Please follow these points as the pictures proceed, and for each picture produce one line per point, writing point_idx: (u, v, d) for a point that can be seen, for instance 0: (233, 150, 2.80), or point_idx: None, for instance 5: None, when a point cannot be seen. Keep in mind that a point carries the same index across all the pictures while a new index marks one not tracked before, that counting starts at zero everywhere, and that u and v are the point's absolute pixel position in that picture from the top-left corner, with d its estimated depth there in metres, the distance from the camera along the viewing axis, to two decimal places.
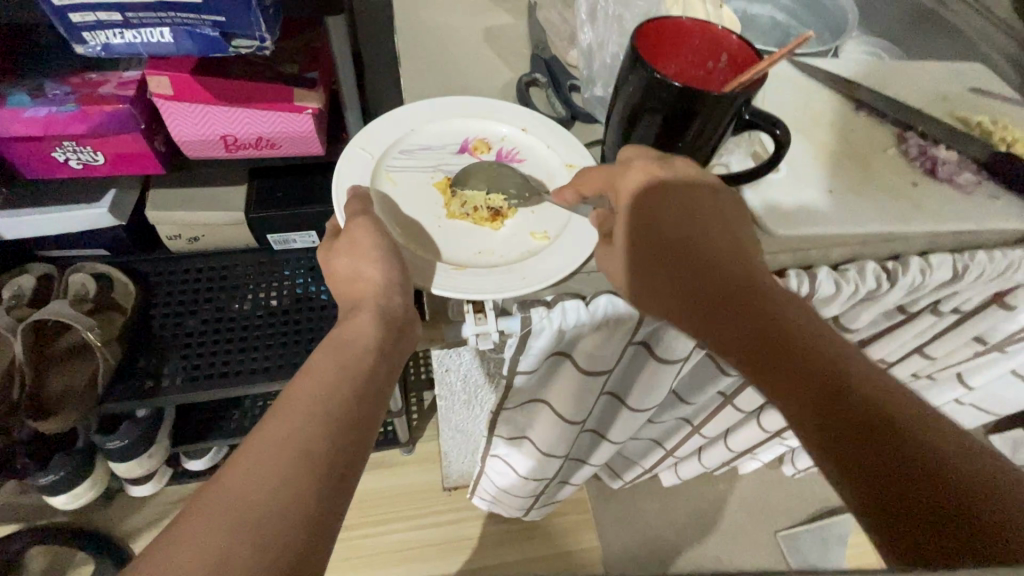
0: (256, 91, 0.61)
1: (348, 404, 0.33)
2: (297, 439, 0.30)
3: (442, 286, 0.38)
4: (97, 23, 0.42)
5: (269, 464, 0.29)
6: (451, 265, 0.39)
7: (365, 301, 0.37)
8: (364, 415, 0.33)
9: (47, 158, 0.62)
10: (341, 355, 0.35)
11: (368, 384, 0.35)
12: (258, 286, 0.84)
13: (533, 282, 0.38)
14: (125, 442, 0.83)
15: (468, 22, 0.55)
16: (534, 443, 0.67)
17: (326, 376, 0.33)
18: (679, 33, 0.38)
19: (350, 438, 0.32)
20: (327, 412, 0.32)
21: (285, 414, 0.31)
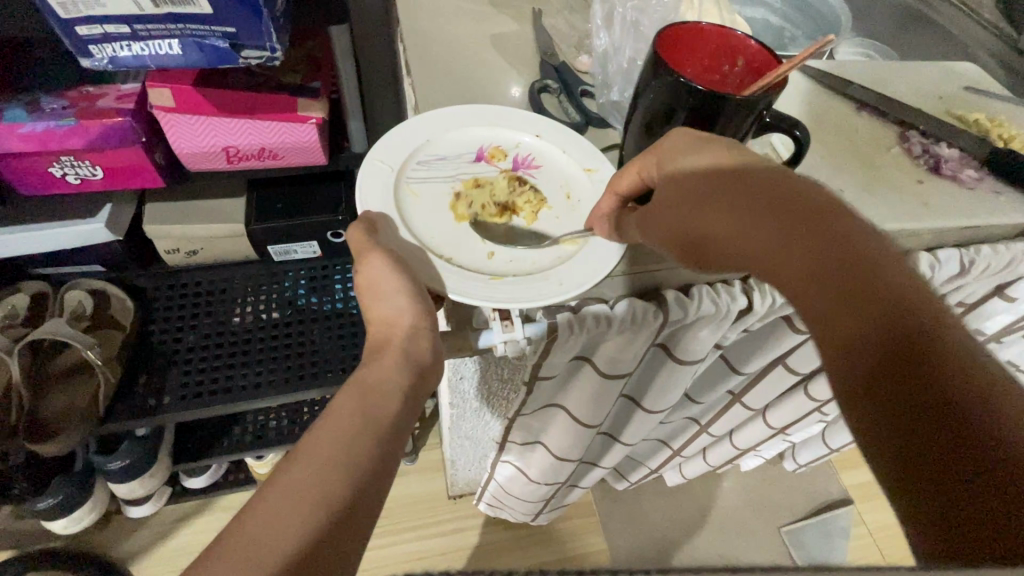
0: (259, 101, 0.60)
1: (372, 447, 0.32)
2: (318, 484, 0.29)
3: (477, 293, 0.36)
4: (104, 35, 0.41)
5: (292, 507, 0.28)
6: (485, 274, 0.38)
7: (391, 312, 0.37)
8: (389, 458, 0.33)
9: (43, 174, 0.60)
10: (365, 390, 0.35)
11: (393, 425, 0.34)
12: (259, 299, 0.83)
13: (569, 286, 0.38)
14: (126, 462, 0.81)
15: (475, 28, 0.55)
16: (548, 449, 0.66)
17: (351, 416, 0.33)
18: (695, 38, 0.38)
19: (374, 480, 0.31)
20: (352, 453, 0.31)
21: (309, 452, 0.31)
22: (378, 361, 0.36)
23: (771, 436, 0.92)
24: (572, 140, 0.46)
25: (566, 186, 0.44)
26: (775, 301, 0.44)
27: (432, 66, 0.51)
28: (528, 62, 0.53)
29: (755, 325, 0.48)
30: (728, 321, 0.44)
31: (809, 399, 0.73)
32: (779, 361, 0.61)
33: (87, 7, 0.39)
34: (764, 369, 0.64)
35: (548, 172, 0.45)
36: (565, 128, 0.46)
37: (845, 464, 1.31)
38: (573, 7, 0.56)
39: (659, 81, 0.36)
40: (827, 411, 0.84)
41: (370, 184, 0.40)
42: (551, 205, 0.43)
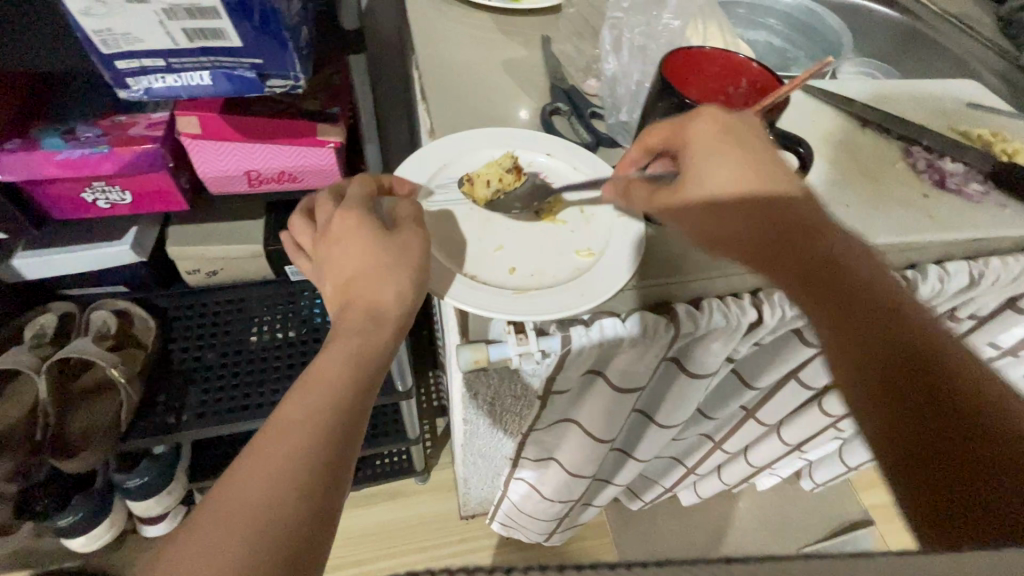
0: (281, 127, 0.63)
1: (322, 456, 0.31)
2: (272, 475, 0.29)
3: (501, 309, 0.37)
4: (141, 68, 0.44)
5: (222, 527, 0.27)
6: (508, 289, 0.39)
7: (379, 314, 0.37)
8: (342, 467, 0.31)
9: (76, 198, 0.63)
10: (319, 391, 0.33)
11: (347, 432, 0.32)
12: (276, 318, 0.85)
13: (589, 297, 0.38)
14: (144, 479, 0.82)
15: (486, 54, 0.57)
16: (561, 465, 0.67)
17: (301, 423, 0.31)
18: (700, 60, 0.40)
19: (335, 470, 0.31)
20: (294, 466, 0.30)
21: (270, 440, 0.31)
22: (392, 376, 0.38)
23: (785, 454, 0.91)
24: (581, 159, 0.47)
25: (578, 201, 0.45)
26: (785, 313, 0.44)
27: (446, 91, 0.53)
28: (540, 86, 0.54)
29: (766, 339, 0.49)
30: (739, 334, 0.44)
31: (823, 414, 0.73)
32: (791, 376, 0.61)
33: (126, 43, 0.42)
34: (777, 384, 0.64)
35: (561, 188, 0.46)
36: (573, 147, 0.47)
37: (863, 484, 1.28)
38: (582, 33, 0.58)
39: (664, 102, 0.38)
40: (842, 426, 0.84)
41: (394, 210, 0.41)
42: (565, 221, 0.44)
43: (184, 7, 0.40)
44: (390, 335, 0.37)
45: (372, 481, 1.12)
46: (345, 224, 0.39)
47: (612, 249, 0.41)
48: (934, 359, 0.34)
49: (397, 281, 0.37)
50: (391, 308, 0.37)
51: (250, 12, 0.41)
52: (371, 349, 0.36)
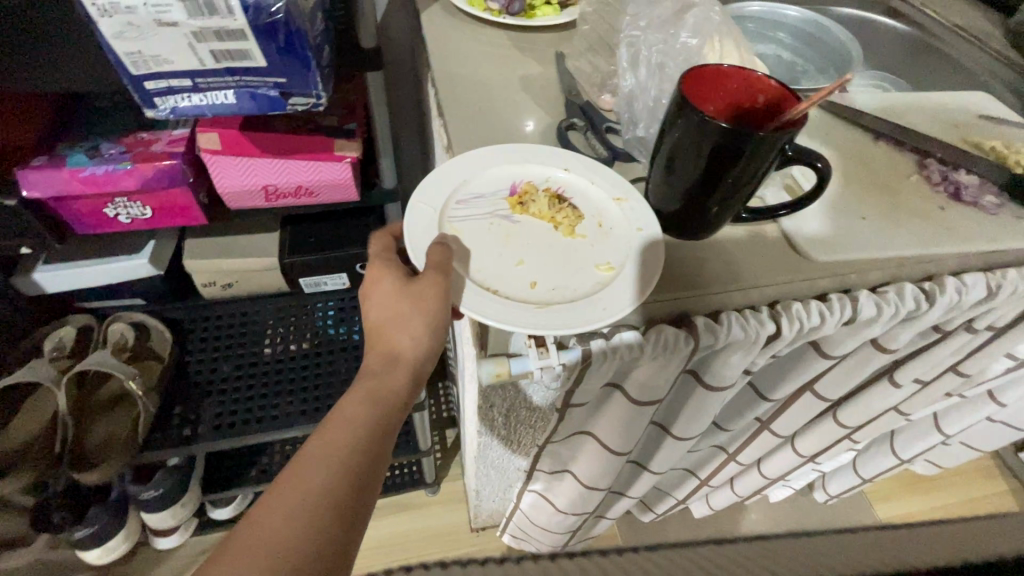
0: (299, 142, 0.64)
1: (338, 498, 0.34)
2: (293, 512, 0.33)
3: (524, 323, 0.37)
4: (169, 88, 0.45)
5: (246, 557, 0.31)
6: (531, 303, 0.39)
7: (397, 357, 0.41)
8: (354, 510, 0.35)
9: (97, 215, 0.64)
10: (345, 431, 0.37)
11: (370, 468, 0.37)
12: (290, 330, 0.85)
13: (611, 310, 0.38)
14: (159, 491, 0.83)
15: (503, 72, 0.58)
16: (576, 477, 0.67)
17: (329, 460, 0.35)
18: (719, 78, 0.41)
19: (349, 514, 0.34)
20: (323, 499, 0.34)
21: (295, 477, 0.34)
22: None
23: (799, 465, 0.91)
24: (599, 173, 0.47)
25: (597, 214, 0.44)
26: (803, 325, 0.44)
27: (464, 107, 0.54)
28: (556, 102, 0.55)
29: (783, 351, 0.49)
30: (758, 346, 0.44)
31: (838, 425, 0.73)
32: (807, 387, 0.61)
33: (156, 64, 0.43)
34: (793, 396, 0.64)
35: (580, 201, 0.45)
36: (591, 162, 0.47)
37: (877, 495, 1.27)
38: (596, 49, 0.59)
39: (684, 119, 0.38)
40: (857, 438, 0.83)
41: (416, 226, 0.41)
42: (585, 233, 0.43)
43: (213, 29, 0.41)
44: (404, 378, 0.41)
45: (382, 492, 1.12)
46: (372, 275, 0.44)
47: (633, 262, 0.41)
48: None
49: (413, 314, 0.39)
50: (409, 349, 0.41)
51: (277, 33, 0.42)
52: (390, 391, 0.40)
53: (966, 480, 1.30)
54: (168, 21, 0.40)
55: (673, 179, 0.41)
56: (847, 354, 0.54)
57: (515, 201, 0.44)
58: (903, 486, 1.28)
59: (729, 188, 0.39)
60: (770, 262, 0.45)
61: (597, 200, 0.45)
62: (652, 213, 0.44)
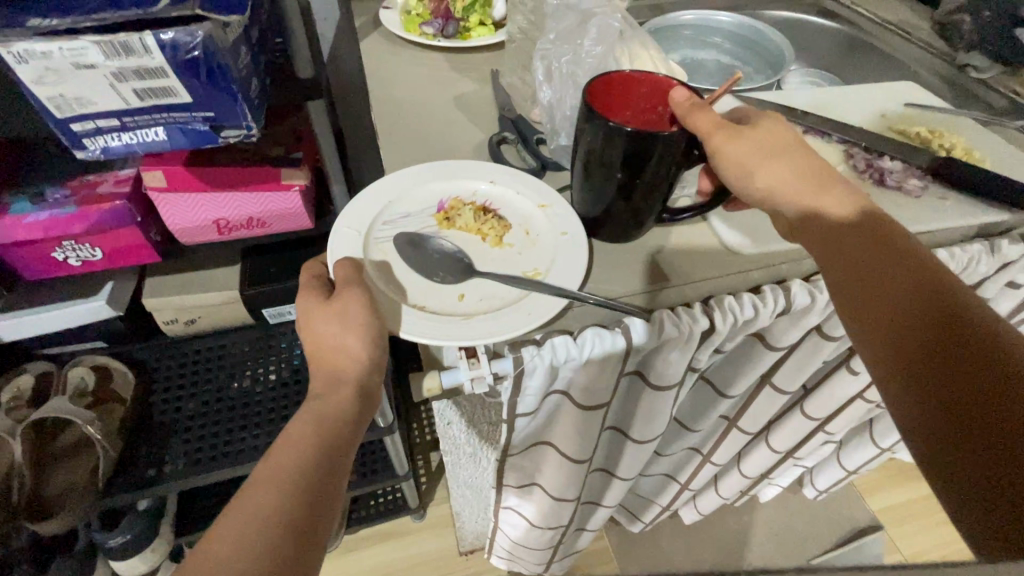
0: (247, 174, 0.64)
1: (290, 521, 0.32)
2: (241, 540, 0.30)
3: (453, 336, 0.37)
4: (97, 129, 0.46)
5: None
6: (459, 315, 0.39)
7: (339, 378, 0.40)
8: (310, 530, 0.33)
9: (47, 259, 0.64)
10: (291, 452, 0.35)
11: (319, 488, 0.34)
12: (257, 362, 0.85)
13: (538, 316, 0.39)
14: (128, 537, 0.81)
15: (439, 92, 0.59)
16: (545, 489, 0.66)
17: (277, 483, 0.33)
18: (629, 85, 0.43)
19: (302, 535, 0.32)
20: (272, 525, 0.31)
21: (242, 505, 0.32)
22: (332, 411, 0.38)
23: (778, 461, 0.90)
24: (526, 182, 0.48)
25: (524, 222, 0.45)
26: (737, 318, 0.44)
27: (398, 129, 0.55)
28: (490, 118, 0.56)
29: (727, 346, 0.49)
30: (693, 344, 0.44)
31: (807, 418, 0.73)
32: (765, 381, 0.61)
33: (81, 106, 0.44)
34: (753, 391, 0.64)
35: (507, 211, 0.46)
36: (518, 172, 0.48)
37: (868, 487, 1.26)
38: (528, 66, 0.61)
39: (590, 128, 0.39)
40: (832, 430, 0.83)
41: (341, 248, 0.41)
42: (512, 242, 0.44)
43: (133, 69, 0.42)
44: (351, 394, 0.39)
45: (366, 522, 1.10)
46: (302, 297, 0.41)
47: (557, 266, 0.42)
48: (966, 354, 0.32)
49: (349, 335, 0.38)
50: (349, 369, 0.39)
51: (198, 69, 0.43)
52: (335, 411, 0.38)
53: None
54: (87, 64, 0.41)
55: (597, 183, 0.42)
56: (795, 344, 0.54)
57: (440, 215, 0.45)
58: (892, 476, 1.28)
59: (646, 189, 0.40)
60: (699, 259, 0.46)
61: (524, 209, 0.46)
62: (577, 217, 0.45)
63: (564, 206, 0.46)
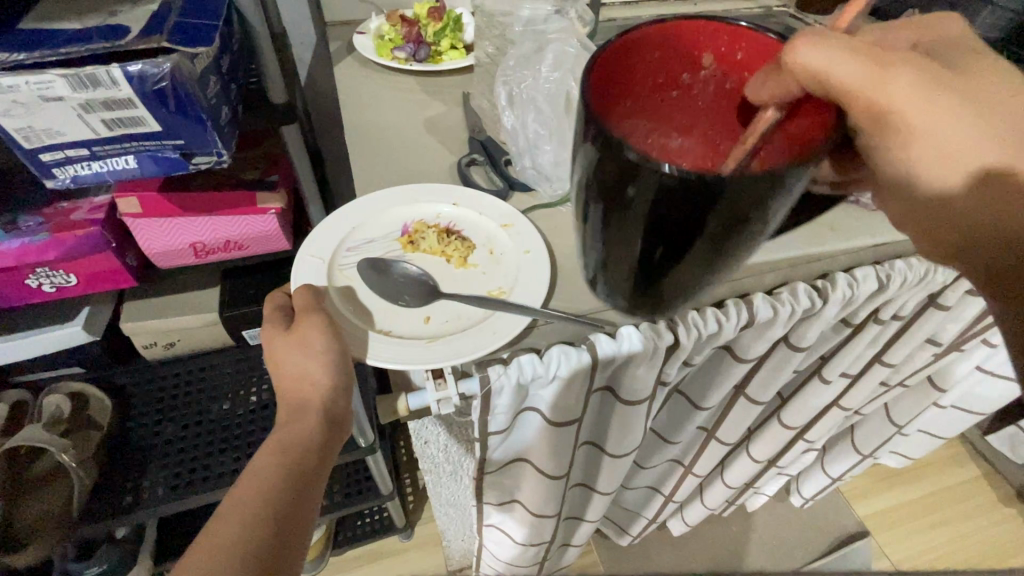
0: (221, 200, 0.65)
1: (258, 551, 0.33)
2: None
3: (417, 360, 0.38)
4: (66, 159, 0.46)
5: None
6: (423, 339, 0.39)
7: (303, 406, 0.41)
8: (278, 560, 0.33)
9: (20, 286, 0.64)
10: (258, 483, 0.36)
11: (290, 518, 0.35)
12: (237, 384, 0.84)
13: (502, 336, 0.39)
14: (104, 567, 0.80)
15: (411, 116, 0.60)
16: (526, 505, 0.66)
17: (242, 517, 0.34)
18: (634, 42, 0.32)
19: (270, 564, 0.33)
20: (237, 560, 0.32)
21: (209, 540, 0.33)
22: (298, 438, 0.39)
23: (762, 470, 0.91)
24: (490, 203, 0.49)
25: (489, 242, 0.46)
26: (700, 333, 0.45)
27: (369, 153, 0.56)
28: (461, 140, 0.57)
29: (696, 358, 0.50)
30: (659, 358, 0.44)
31: (784, 427, 0.74)
32: (739, 392, 0.62)
33: (49, 137, 0.44)
34: (728, 401, 0.65)
35: (472, 232, 0.47)
36: (484, 194, 0.49)
37: (856, 494, 1.27)
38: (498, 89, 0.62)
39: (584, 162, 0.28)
40: (812, 438, 0.84)
41: (306, 276, 0.42)
42: (476, 263, 0.45)
43: (101, 100, 0.42)
44: (314, 421, 0.40)
45: (352, 544, 1.08)
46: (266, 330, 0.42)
47: (520, 285, 0.42)
48: None
49: (313, 363, 0.39)
50: (313, 396, 0.41)
51: (166, 99, 0.43)
52: (302, 439, 0.40)
53: (940, 468, 1.31)
54: (53, 97, 0.41)
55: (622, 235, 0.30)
56: (764, 355, 0.55)
57: (405, 239, 0.46)
58: (879, 482, 1.29)
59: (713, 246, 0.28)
60: None
61: (488, 230, 0.47)
62: (540, 236, 0.45)
63: (528, 225, 0.46)
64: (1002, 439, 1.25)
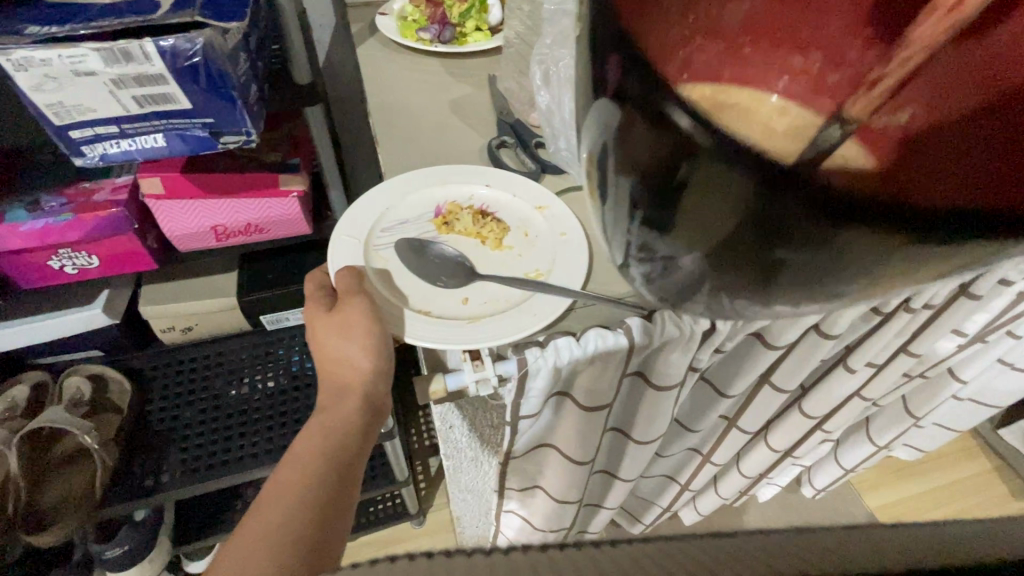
0: (244, 181, 0.64)
1: (305, 523, 0.32)
2: (254, 548, 0.30)
3: (457, 341, 0.37)
4: (95, 136, 0.46)
5: None
6: (463, 319, 0.39)
7: (344, 389, 0.41)
8: (323, 534, 0.33)
9: (43, 266, 0.63)
10: (304, 463, 0.36)
11: (334, 505, 0.35)
12: (253, 369, 0.84)
13: (542, 317, 0.39)
14: (124, 548, 0.79)
15: (436, 97, 0.59)
16: (548, 492, 0.66)
17: (288, 492, 0.34)
18: None
19: (319, 537, 0.33)
20: (285, 531, 0.32)
21: (258, 514, 0.33)
22: (338, 418, 0.40)
23: (778, 460, 0.91)
24: (524, 185, 0.48)
25: (522, 224, 0.46)
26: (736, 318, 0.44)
27: (396, 135, 0.55)
28: (490, 123, 0.57)
29: (728, 345, 0.49)
30: (695, 343, 0.43)
31: (806, 417, 0.74)
32: (764, 379, 0.62)
33: (80, 113, 0.44)
34: (752, 390, 0.65)
35: (506, 213, 0.46)
36: (517, 175, 0.49)
37: (867, 486, 1.27)
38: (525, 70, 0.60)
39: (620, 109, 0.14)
40: (831, 429, 0.84)
41: (342, 257, 0.42)
42: (511, 245, 0.44)
43: (132, 75, 0.42)
44: (354, 404, 0.41)
45: (365, 529, 1.09)
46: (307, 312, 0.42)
47: (557, 267, 0.42)
48: None
49: (354, 345, 0.39)
50: (353, 378, 0.41)
51: (197, 75, 0.43)
52: (342, 421, 0.40)
53: (951, 461, 1.31)
54: (85, 71, 0.41)
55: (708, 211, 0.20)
56: (794, 342, 0.54)
57: (439, 221, 0.45)
58: (890, 474, 1.29)
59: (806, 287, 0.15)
60: None
61: (521, 211, 0.46)
62: (575, 218, 0.45)
63: (563, 207, 0.46)
64: (1015, 432, 1.24)
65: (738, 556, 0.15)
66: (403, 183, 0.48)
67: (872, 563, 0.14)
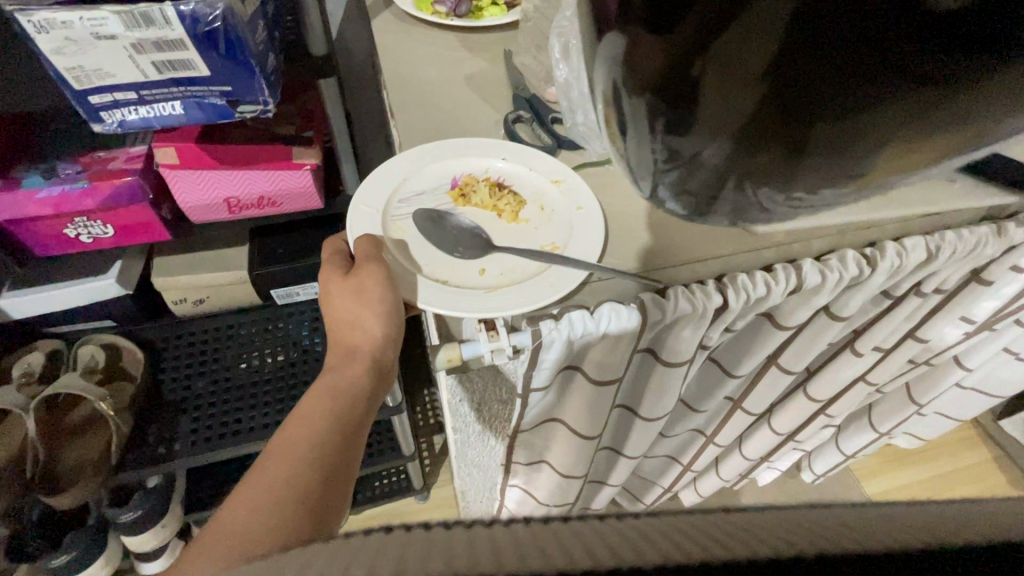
0: (259, 153, 0.64)
1: (312, 484, 0.33)
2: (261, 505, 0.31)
3: (474, 309, 0.38)
4: (114, 102, 0.46)
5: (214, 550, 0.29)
6: (480, 289, 0.40)
7: (352, 353, 0.42)
8: (328, 493, 0.34)
9: (60, 235, 0.64)
10: (310, 424, 0.37)
11: (339, 459, 0.36)
12: (263, 343, 0.85)
13: (558, 289, 0.39)
14: (140, 511, 0.82)
15: (452, 70, 0.59)
16: (554, 466, 0.67)
17: (297, 453, 0.35)
18: None
19: (326, 496, 0.33)
20: (293, 490, 0.33)
21: (264, 472, 0.34)
22: (348, 380, 0.40)
23: (779, 443, 0.92)
24: (540, 159, 0.48)
25: (538, 199, 0.46)
26: (748, 295, 0.44)
27: (412, 108, 0.55)
28: (506, 97, 0.56)
29: (738, 324, 0.49)
30: (706, 319, 0.44)
31: (810, 400, 0.75)
32: (771, 361, 0.63)
33: (99, 78, 0.44)
34: (759, 371, 0.65)
35: (523, 187, 0.47)
36: (534, 148, 0.49)
37: (865, 472, 1.29)
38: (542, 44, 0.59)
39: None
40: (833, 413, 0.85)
41: (361, 226, 0.42)
42: (528, 219, 0.45)
43: (153, 40, 0.42)
44: (362, 368, 0.41)
45: (371, 503, 1.11)
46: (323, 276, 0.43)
47: (573, 241, 0.42)
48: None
49: (367, 310, 0.40)
50: (363, 342, 0.42)
51: (216, 41, 0.43)
52: (350, 384, 0.40)
53: (950, 450, 1.32)
54: (106, 34, 0.41)
55: (707, 79, 0.15)
56: (803, 323, 0.55)
57: (456, 193, 0.46)
58: (889, 461, 1.30)
59: None
60: (717, 236, 0.47)
61: (536, 185, 0.47)
62: (591, 193, 0.45)
63: (580, 181, 0.46)
64: (1016, 422, 1.26)
65: (759, 526, 0.15)
66: (418, 155, 0.48)
67: (882, 540, 0.15)
